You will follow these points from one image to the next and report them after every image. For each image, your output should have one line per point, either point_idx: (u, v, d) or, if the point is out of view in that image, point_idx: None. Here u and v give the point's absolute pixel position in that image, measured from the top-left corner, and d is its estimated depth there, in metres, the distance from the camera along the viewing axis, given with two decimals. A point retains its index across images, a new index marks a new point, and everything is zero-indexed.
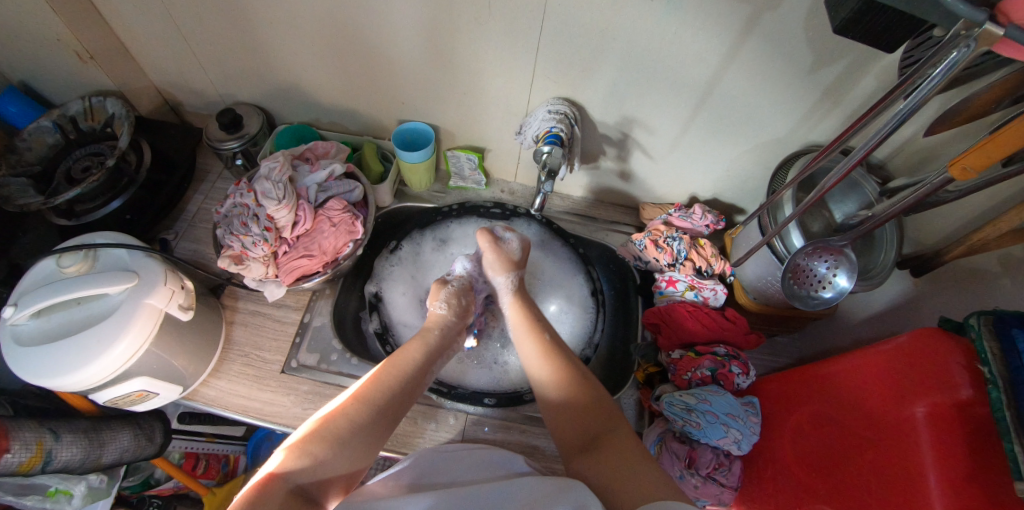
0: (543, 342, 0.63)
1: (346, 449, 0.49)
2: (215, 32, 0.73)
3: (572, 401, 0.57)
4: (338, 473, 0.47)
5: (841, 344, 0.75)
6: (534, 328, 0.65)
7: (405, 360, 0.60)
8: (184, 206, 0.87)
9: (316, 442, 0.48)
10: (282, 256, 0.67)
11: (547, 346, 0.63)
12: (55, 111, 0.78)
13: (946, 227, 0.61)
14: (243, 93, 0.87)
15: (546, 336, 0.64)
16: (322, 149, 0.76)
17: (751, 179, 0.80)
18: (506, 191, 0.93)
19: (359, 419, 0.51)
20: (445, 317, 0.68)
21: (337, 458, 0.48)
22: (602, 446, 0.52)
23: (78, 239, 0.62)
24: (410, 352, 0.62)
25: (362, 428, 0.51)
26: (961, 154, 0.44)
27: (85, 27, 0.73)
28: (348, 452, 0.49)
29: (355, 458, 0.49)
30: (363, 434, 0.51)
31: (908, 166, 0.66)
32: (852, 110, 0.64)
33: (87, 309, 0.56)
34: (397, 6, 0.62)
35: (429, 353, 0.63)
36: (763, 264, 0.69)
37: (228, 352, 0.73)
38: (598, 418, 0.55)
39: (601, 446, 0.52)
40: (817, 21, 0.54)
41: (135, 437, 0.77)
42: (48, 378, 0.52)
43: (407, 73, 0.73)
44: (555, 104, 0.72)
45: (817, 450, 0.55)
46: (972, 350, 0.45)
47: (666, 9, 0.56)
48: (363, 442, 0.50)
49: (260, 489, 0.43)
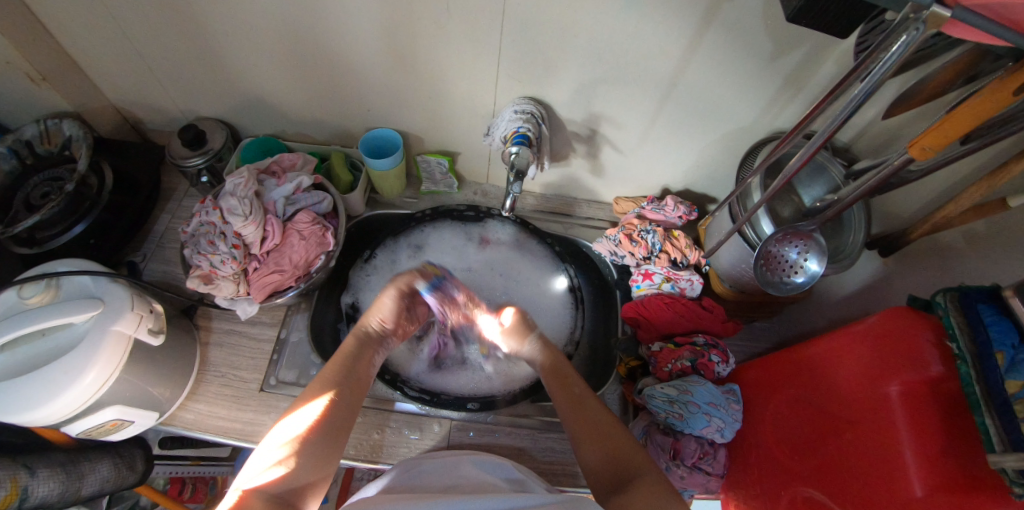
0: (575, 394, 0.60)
1: (314, 458, 0.49)
2: (171, 47, 0.72)
3: (593, 429, 0.56)
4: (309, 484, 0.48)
5: (817, 326, 0.77)
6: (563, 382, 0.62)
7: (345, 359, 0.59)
8: (152, 227, 0.85)
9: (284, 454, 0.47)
10: (252, 272, 0.66)
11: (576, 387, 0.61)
12: (9, 136, 0.75)
13: (911, 206, 0.62)
14: (205, 108, 0.85)
15: (575, 390, 0.60)
16: (288, 161, 0.74)
17: (720, 169, 0.81)
18: (480, 193, 0.92)
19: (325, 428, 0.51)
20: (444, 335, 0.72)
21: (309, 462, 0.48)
22: (629, 485, 0.49)
23: (39, 268, 0.60)
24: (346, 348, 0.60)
25: (326, 436, 0.51)
26: (919, 135, 0.44)
27: (35, 47, 0.71)
28: (313, 461, 0.49)
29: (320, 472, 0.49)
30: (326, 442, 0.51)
31: (872, 148, 0.67)
32: (814, 95, 0.65)
33: (53, 341, 0.54)
34: (357, 13, 0.62)
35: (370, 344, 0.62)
36: (736, 252, 0.69)
37: (205, 374, 0.71)
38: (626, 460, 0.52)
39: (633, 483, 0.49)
40: (772, 9, 0.54)
41: (115, 467, 0.75)
42: (13, 415, 0.50)
43: (372, 79, 0.72)
44: (522, 104, 0.72)
45: (795, 434, 0.56)
46: (941, 327, 0.46)
47: (626, 5, 0.56)
48: (326, 453, 0.50)
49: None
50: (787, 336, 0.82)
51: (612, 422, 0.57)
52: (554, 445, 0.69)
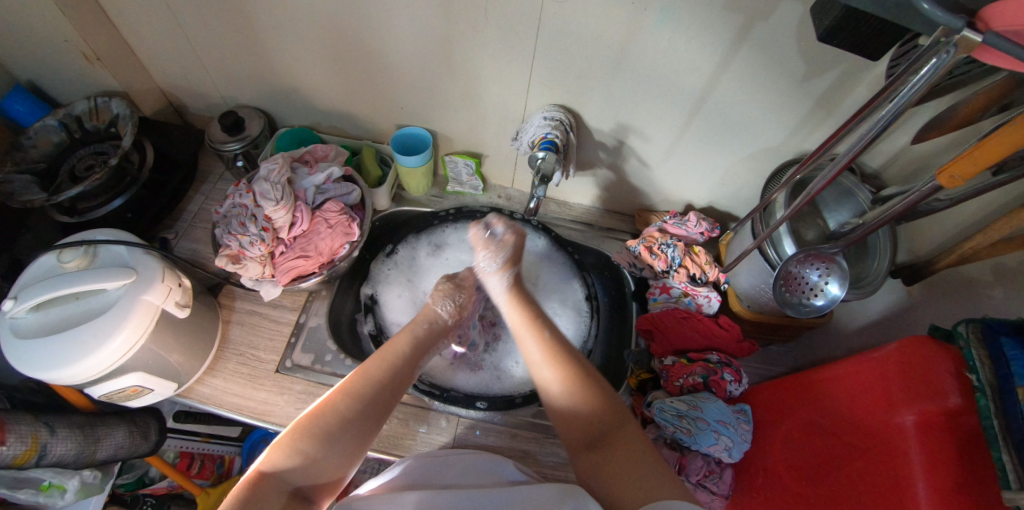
0: (545, 341, 0.59)
1: (339, 444, 0.50)
2: (219, 36, 0.75)
3: (562, 378, 0.56)
4: (329, 472, 0.49)
5: (835, 353, 0.75)
6: (533, 321, 0.62)
7: (394, 355, 0.59)
8: (185, 206, 0.88)
9: (306, 440, 0.49)
10: (279, 256, 0.68)
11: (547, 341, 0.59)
12: (60, 110, 0.79)
13: (938, 236, 0.62)
14: (245, 96, 0.88)
15: (546, 333, 0.60)
16: (321, 152, 0.77)
17: (745, 188, 0.80)
18: (503, 197, 0.93)
19: (354, 417, 0.52)
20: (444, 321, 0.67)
21: (331, 456, 0.49)
22: (608, 442, 0.51)
23: (78, 236, 0.63)
24: (400, 346, 0.61)
25: (353, 422, 0.52)
26: (948, 163, 0.45)
27: (92, 28, 0.75)
28: (339, 447, 0.50)
29: (342, 463, 0.50)
30: (350, 432, 0.51)
31: (902, 176, 0.66)
32: (844, 119, 0.65)
33: (84, 304, 0.56)
34: (397, 12, 0.64)
35: (420, 348, 0.62)
36: (756, 272, 0.69)
37: (224, 351, 0.73)
38: (605, 411, 0.53)
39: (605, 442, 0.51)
40: (807, 30, 0.54)
41: (131, 434, 0.78)
42: (44, 371, 0.52)
43: (407, 77, 0.74)
44: (551, 110, 0.73)
45: (806, 457, 0.55)
46: (961, 358, 0.45)
47: (659, 18, 0.57)
48: (350, 441, 0.51)
49: (252, 487, 0.45)
50: (804, 360, 0.80)
51: (585, 375, 0.56)
52: (558, 450, 0.69)
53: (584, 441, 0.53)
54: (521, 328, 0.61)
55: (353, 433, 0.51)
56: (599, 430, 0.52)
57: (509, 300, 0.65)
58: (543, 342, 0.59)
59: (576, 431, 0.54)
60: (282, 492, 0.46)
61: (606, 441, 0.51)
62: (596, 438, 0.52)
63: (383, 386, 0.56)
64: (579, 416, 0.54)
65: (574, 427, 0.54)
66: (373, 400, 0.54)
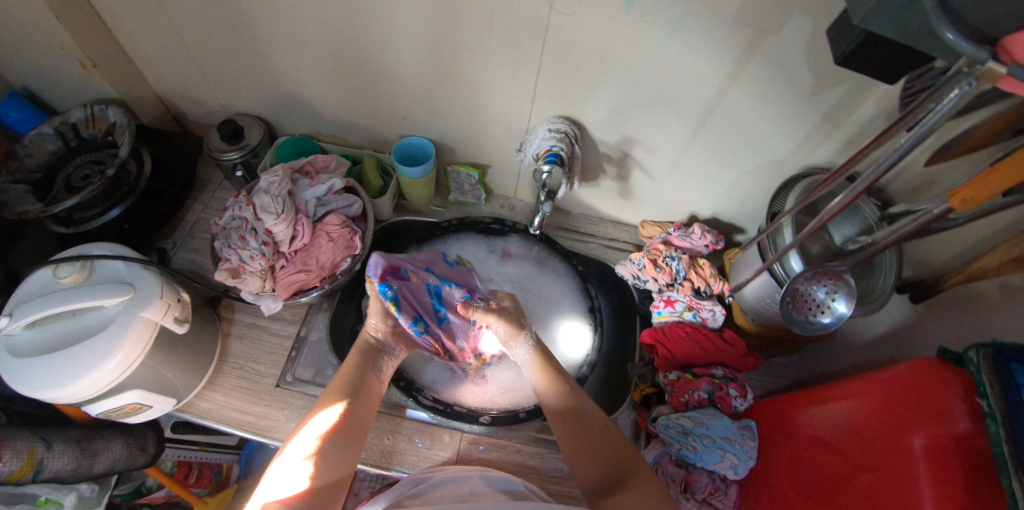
0: (564, 392, 0.61)
1: (329, 472, 0.52)
2: (218, 44, 0.74)
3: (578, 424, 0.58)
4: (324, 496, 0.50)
5: (839, 367, 0.74)
6: (554, 375, 0.63)
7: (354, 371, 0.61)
8: (184, 215, 0.87)
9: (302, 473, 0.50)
10: (279, 270, 0.67)
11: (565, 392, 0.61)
12: (56, 118, 0.78)
13: (944, 253, 0.61)
14: (245, 104, 0.87)
15: (567, 387, 0.62)
16: (322, 162, 0.76)
17: (750, 200, 0.80)
18: (506, 206, 0.93)
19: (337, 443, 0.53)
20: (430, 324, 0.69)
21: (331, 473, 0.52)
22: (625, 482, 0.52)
23: (76, 250, 0.62)
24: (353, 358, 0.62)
25: (338, 446, 0.54)
26: (961, 186, 0.44)
27: (89, 35, 0.73)
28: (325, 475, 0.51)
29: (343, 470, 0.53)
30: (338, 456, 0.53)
31: (908, 191, 0.66)
32: (851, 134, 0.64)
33: (81, 322, 0.55)
34: (401, 22, 0.63)
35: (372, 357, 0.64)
36: (762, 287, 0.69)
37: (223, 365, 0.72)
38: (617, 455, 0.55)
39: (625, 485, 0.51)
40: (816, 46, 0.54)
41: (128, 447, 0.77)
42: (41, 391, 0.51)
43: (409, 86, 0.73)
44: (556, 122, 0.72)
45: (813, 479, 0.54)
46: (972, 382, 0.44)
47: (667, 32, 0.56)
48: (337, 467, 0.53)
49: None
50: (808, 374, 0.80)
51: (601, 424, 0.59)
52: (562, 467, 0.68)
53: (603, 489, 0.53)
54: (541, 383, 0.62)
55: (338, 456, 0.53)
56: (617, 475, 0.53)
57: (533, 365, 0.64)
58: (565, 396, 0.61)
59: (596, 479, 0.54)
60: None
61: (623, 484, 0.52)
62: (614, 482, 0.53)
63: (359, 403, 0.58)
64: (599, 459, 0.55)
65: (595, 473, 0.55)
66: (351, 424, 0.56)
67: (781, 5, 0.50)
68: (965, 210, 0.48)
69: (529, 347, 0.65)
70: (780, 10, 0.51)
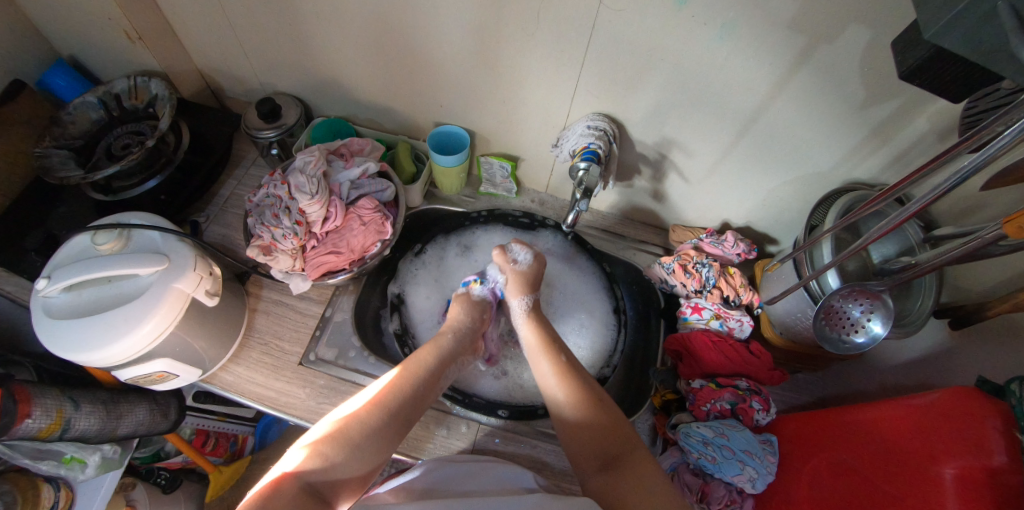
0: (560, 362, 0.62)
1: (356, 457, 0.50)
2: (261, 22, 0.74)
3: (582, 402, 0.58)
4: (347, 478, 0.49)
5: (868, 387, 0.72)
6: (552, 347, 0.64)
7: (415, 367, 0.61)
8: (217, 190, 0.88)
9: (328, 443, 0.49)
10: (310, 250, 0.68)
11: (563, 362, 0.62)
12: (101, 88, 0.80)
13: (987, 280, 0.59)
14: (283, 83, 0.88)
15: (561, 358, 0.63)
16: (357, 146, 0.76)
17: (786, 211, 0.78)
18: (536, 201, 0.92)
19: (374, 427, 0.52)
20: (461, 319, 0.69)
21: (352, 462, 0.49)
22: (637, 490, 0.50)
23: (115, 218, 0.63)
24: (422, 357, 0.62)
25: (371, 437, 0.52)
26: (1019, 212, 0.42)
27: (136, 8, 0.74)
28: (349, 460, 0.49)
29: (369, 460, 0.51)
30: (373, 442, 0.52)
31: (956, 212, 0.64)
32: (900, 151, 0.62)
33: (117, 288, 0.57)
34: (445, 9, 0.62)
35: (443, 359, 0.63)
36: (795, 300, 0.67)
37: (249, 339, 0.74)
38: (614, 436, 0.56)
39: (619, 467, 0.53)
40: (874, 57, 0.52)
41: (151, 412, 0.78)
42: (76, 353, 0.53)
43: (448, 74, 0.73)
44: (594, 119, 0.71)
45: (833, 500, 0.53)
46: (1011, 416, 0.42)
47: (718, 33, 0.55)
48: (370, 452, 0.51)
49: (274, 486, 0.44)
50: (834, 392, 0.78)
51: (607, 427, 0.56)
52: None
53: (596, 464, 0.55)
54: (537, 348, 0.64)
55: (375, 440, 0.52)
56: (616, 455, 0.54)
57: (527, 326, 0.68)
58: (564, 376, 0.60)
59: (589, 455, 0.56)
60: (302, 489, 0.45)
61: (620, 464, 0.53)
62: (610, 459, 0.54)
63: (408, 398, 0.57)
64: (605, 457, 0.54)
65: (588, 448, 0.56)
66: (393, 414, 0.55)
67: (842, 13, 0.49)
68: (1011, 239, 0.46)
69: (526, 307, 0.70)
70: (839, 18, 0.49)
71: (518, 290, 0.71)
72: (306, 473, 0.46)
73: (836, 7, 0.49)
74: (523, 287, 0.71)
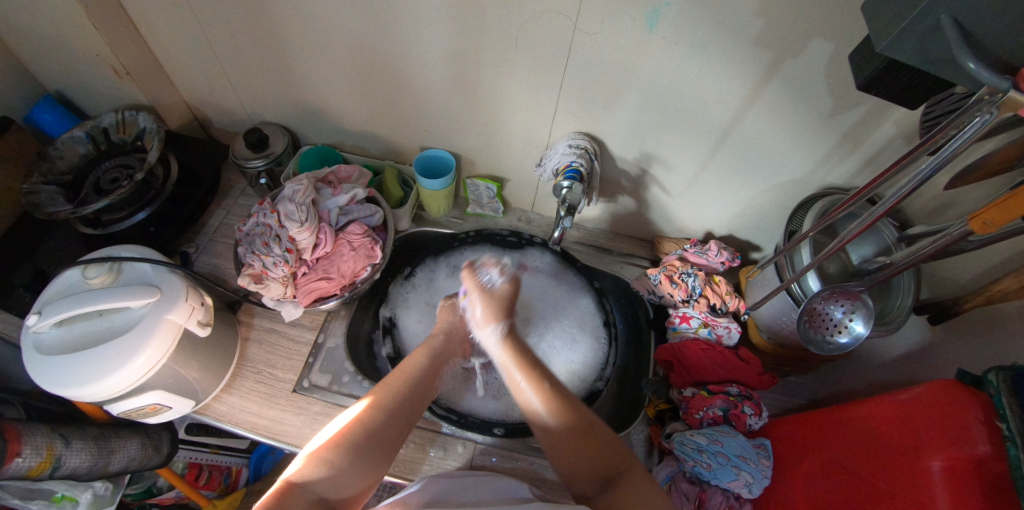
0: (545, 390, 0.58)
1: (357, 464, 0.50)
2: (248, 55, 0.76)
3: (578, 429, 0.55)
4: (353, 484, 0.49)
5: (856, 387, 0.74)
6: (531, 370, 0.60)
7: (412, 370, 0.61)
8: (207, 220, 0.89)
9: (331, 450, 0.50)
10: (301, 277, 0.68)
11: (548, 389, 0.58)
12: (88, 123, 0.82)
13: (964, 274, 0.61)
14: (270, 113, 0.89)
15: (546, 382, 0.59)
16: (344, 172, 0.78)
17: (766, 219, 0.80)
18: (523, 219, 0.94)
19: (376, 430, 0.53)
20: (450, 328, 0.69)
21: (354, 470, 0.50)
22: (618, 485, 0.51)
23: (105, 251, 0.63)
24: (417, 359, 0.63)
25: (373, 442, 0.52)
26: (981, 208, 0.45)
27: (123, 44, 0.76)
28: (353, 471, 0.50)
29: (370, 469, 0.51)
30: (374, 447, 0.52)
31: (928, 212, 0.66)
32: (869, 156, 0.64)
33: (108, 321, 0.57)
34: (425, 36, 0.64)
35: (437, 359, 0.64)
36: (779, 306, 0.69)
37: (242, 368, 0.73)
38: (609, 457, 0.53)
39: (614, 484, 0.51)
40: (837, 68, 0.55)
41: (143, 447, 0.77)
42: (66, 388, 0.52)
43: (433, 100, 0.75)
44: (576, 138, 0.73)
45: (828, 500, 0.53)
46: (990, 404, 0.44)
47: (689, 52, 0.57)
48: (372, 459, 0.52)
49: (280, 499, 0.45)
50: (824, 394, 0.79)
51: (598, 427, 0.56)
52: None
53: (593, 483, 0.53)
54: (516, 374, 0.60)
55: (376, 447, 0.52)
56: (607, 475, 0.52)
57: (503, 352, 0.63)
58: (543, 393, 0.58)
59: (583, 476, 0.54)
60: (307, 501, 0.46)
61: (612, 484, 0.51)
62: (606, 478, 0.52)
63: (405, 401, 0.57)
64: (587, 459, 0.54)
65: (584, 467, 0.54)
66: (392, 418, 0.55)
67: (803, 29, 0.52)
68: (977, 235, 0.48)
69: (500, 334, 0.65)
70: (802, 33, 0.52)
71: (489, 317, 0.66)
72: (311, 483, 0.47)
73: (798, 24, 0.51)
74: (496, 313, 0.66)
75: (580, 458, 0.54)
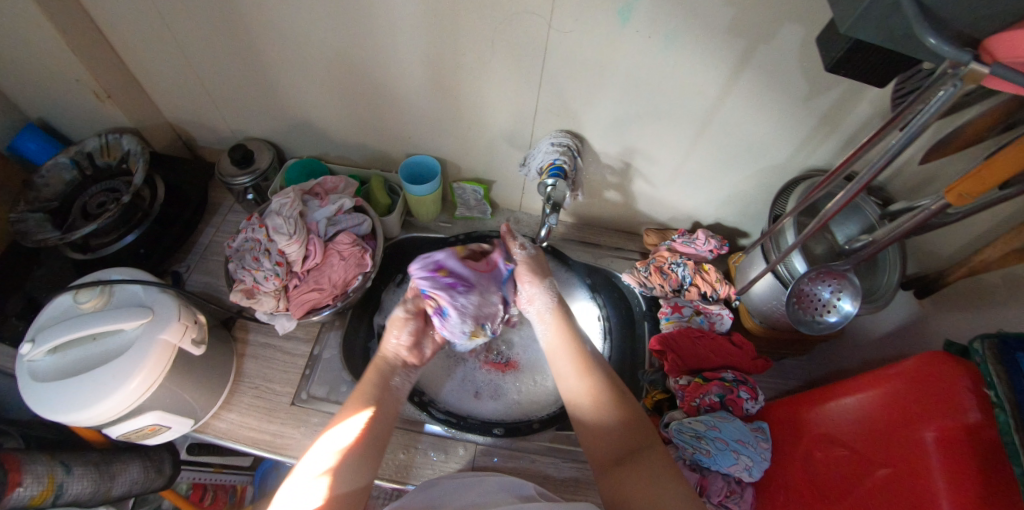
0: (581, 356, 0.63)
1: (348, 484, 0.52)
2: (229, 73, 0.76)
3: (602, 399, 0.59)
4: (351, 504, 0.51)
5: (850, 365, 0.74)
6: (574, 338, 0.65)
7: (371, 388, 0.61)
8: (197, 239, 0.89)
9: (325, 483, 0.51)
10: (292, 289, 0.69)
11: (583, 359, 0.63)
12: (72, 148, 0.81)
13: (947, 248, 0.62)
14: (254, 128, 0.89)
15: (582, 352, 0.63)
16: (331, 184, 0.78)
17: (752, 205, 0.81)
18: (512, 220, 0.94)
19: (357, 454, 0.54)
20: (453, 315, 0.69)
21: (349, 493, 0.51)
22: (636, 458, 0.53)
23: (94, 276, 0.63)
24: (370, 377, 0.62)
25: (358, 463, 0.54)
26: (956, 181, 0.45)
27: (102, 67, 0.76)
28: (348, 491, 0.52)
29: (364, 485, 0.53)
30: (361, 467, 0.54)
31: (909, 188, 0.67)
32: (847, 136, 0.65)
33: (102, 345, 0.57)
34: (403, 43, 0.65)
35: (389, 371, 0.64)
36: (768, 289, 0.70)
37: (239, 385, 0.74)
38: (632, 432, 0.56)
39: (633, 459, 0.53)
40: (808, 52, 0.56)
41: (145, 470, 0.77)
42: (63, 413, 0.52)
43: (415, 106, 0.75)
44: (558, 136, 0.74)
45: (831, 478, 0.54)
46: (977, 373, 0.44)
47: (663, 45, 0.58)
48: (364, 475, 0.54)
49: None
50: (819, 374, 0.80)
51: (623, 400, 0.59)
52: (576, 474, 0.68)
53: (612, 457, 0.55)
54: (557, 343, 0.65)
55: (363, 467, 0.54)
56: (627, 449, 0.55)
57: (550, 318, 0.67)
58: (580, 360, 0.63)
59: (603, 449, 0.56)
60: None
61: (630, 458, 0.53)
62: (627, 453, 0.54)
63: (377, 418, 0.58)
64: (610, 435, 0.56)
65: (603, 444, 0.56)
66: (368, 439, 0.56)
67: (772, 15, 0.52)
68: (955, 207, 0.49)
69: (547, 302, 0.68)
70: (771, 20, 0.53)
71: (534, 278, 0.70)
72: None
73: (767, 11, 0.52)
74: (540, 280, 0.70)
75: (608, 432, 0.57)
